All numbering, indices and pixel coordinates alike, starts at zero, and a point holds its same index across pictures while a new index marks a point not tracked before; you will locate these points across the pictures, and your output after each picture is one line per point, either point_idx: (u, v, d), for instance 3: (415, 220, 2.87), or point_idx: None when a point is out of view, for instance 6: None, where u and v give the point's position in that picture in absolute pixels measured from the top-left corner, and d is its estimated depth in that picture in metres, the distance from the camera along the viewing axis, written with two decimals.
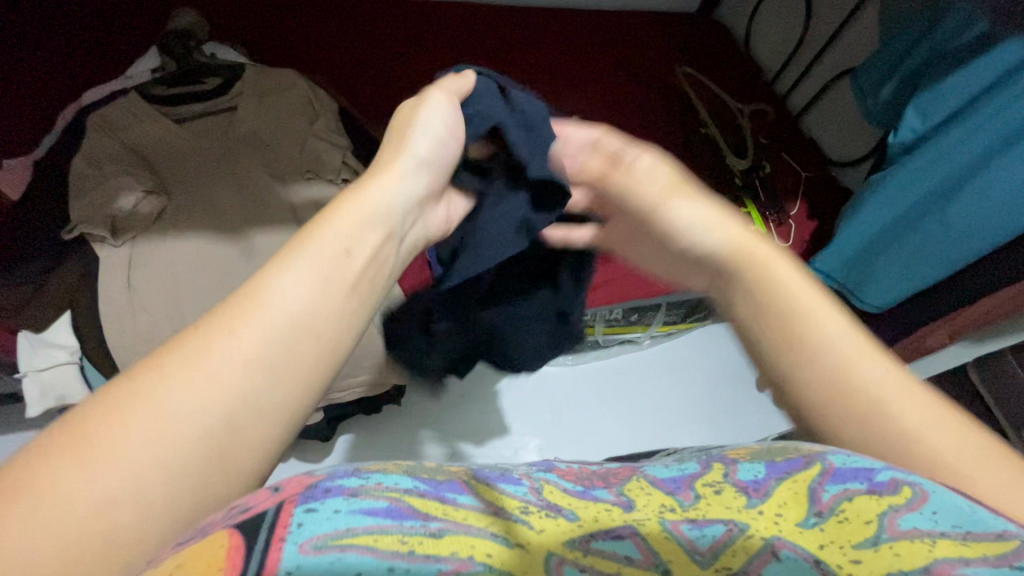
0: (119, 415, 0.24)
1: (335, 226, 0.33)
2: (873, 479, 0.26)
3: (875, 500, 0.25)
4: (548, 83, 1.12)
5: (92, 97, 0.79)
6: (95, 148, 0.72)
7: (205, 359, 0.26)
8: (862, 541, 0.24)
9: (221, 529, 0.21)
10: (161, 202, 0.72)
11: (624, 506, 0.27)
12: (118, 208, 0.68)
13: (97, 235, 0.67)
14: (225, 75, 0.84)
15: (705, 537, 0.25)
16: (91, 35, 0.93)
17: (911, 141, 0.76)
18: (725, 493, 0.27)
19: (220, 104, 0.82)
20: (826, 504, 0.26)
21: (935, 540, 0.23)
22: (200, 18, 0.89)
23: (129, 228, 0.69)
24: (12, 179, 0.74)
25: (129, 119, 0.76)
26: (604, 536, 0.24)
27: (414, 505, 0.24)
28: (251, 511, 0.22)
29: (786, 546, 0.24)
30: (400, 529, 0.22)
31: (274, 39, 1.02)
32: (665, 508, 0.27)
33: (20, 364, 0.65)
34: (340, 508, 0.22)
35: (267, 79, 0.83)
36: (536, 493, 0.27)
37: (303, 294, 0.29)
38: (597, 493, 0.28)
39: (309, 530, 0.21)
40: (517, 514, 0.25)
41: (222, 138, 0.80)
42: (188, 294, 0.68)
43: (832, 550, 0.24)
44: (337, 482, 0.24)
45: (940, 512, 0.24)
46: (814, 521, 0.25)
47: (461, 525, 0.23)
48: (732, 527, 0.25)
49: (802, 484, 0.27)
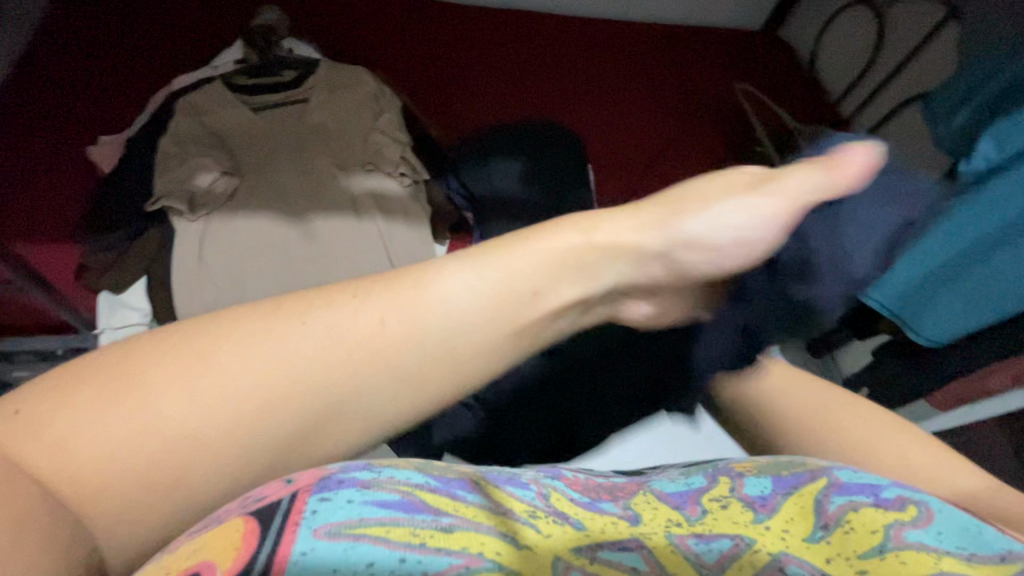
0: (131, 385, 0.20)
1: (529, 242, 0.27)
2: (880, 494, 0.28)
3: (880, 513, 0.27)
4: (604, 95, 1.14)
5: (182, 84, 0.86)
6: (183, 131, 0.79)
7: (276, 354, 0.22)
8: (868, 550, 0.25)
9: (236, 518, 0.21)
10: (234, 182, 0.77)
11: (631, 520, 0.27)
12: (196, 185, 0.74)
13: (176, 209, 0.73)
14: (300, 69, 0.89)
15: (712, 552, 0.26)
16: (187, 30, 1.02)
17: (985, 170, 0.72)
18: (732, 508, 0.29)
19: (292, 95, 0.87)
20: (832, 516, 0.27)
21: (940, 555, 0.25)
22: (283, 16, 0.95)
23: (204, 203, 0.75)
24: (106, 153, 0.81)
25: (212, 105, 0.82)
26: (612, 547, 0.25)
27: (424, 500, 0.24)
28: (265, 501, 0.21)
29: (792, 561, 0.25)
30: (411, 522, 0.22)
31: (350, 38, 1.08)
32: (671, 522, 0.27)
33: (99, 322, 0.72)
34: (353, 499, 0.22)
35: (338, 75, 0.88)
36: (543, 498, 0.27)
37: (438, 333, 0.24)
38: (602, 505, 0.28)
39: (322, 518, 0.21)
40: (525, 517, 0.25)
41: (293, 128, 0.85)
42: (250, 270, 0.72)
43: (838, 564, 0.25)
44: (350, 472, 0.23)
45: (946, 532, 0.26)
46: (820, 534, 0.27)
47: (471, 522, 0.24)
48: (740, 542, 0.26)
49: (809, 497, 0.29)
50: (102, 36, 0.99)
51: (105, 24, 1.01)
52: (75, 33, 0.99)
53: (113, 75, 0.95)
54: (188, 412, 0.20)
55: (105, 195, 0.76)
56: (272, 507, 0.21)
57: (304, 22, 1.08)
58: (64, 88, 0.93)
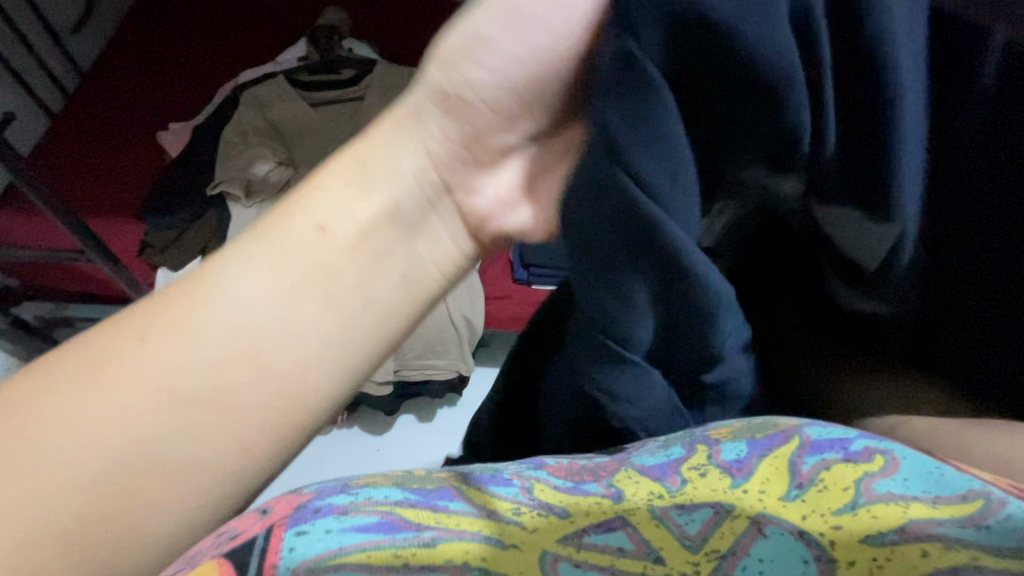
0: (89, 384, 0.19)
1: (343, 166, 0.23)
2: (849, 447, 0.23)
3: (850, 467, 0.22)
4: None
5: (248, 77, 0.92)
6: (243, 121, 0.85)
7: (207, 326, 0.20)
8: (841, 507, 0.21)
9: (209, 559, 0.19)
10: (288, 172, 0.81)
11: (614, 498, 0.22)
12: (253, 173, 0.79)
13: (234, 195, 0.79)
14: (357, 69, 0.93)
15: (694, 522, 0.21)
16: (257, 28, 1.08)
17: None
18: (710, 475, 0.23)
19: (347, 94, 0.91)
20: (806, 476, 0.22)
21: (909, 503, 0.20)
22: (346, 17, 1.00)
23: (259, 191, 0.79)
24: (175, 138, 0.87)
25: (274, 99, 0.87)
26: (596, 530, 0.21)
27: (407, 517, 0.21)
28: (239, 538, 0.20)
29: (771, 522, 0.21)
30: (393, 544, 0.20)
31: (404, 40, 1.11)
32: (652, 494, 0.22)
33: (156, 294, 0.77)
34: (330, 528, 0.20)
35: (392, 77, 0.91)
36: (527, 492, 0.22)
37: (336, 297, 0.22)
38: (587, 486, 0.23)
39: (299, 555, 0.20)
40: (509, 518, 0.21)
41: (346, 123, 0.88)
42: None
43: (816, 521, 0.20)
44: (327, 500, 0.21)
45: (913, 476, 0.21)
46: (795, 493, 0.22)
47: (455, 531, 0.21)
48: (720, 509, 0.21)
49: (783, 458, 0.23)
50: (188, 35, 1.08)
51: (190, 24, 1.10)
52: (164, 30, 1.09)
53: (189, 69, 1.03)
54: (123, 405, 0.19)
55: (169, 177, 0.81)
56: (248, 544, 0.20)
57: (365, 24, 1.12)
58: (148, 80, 1.02)
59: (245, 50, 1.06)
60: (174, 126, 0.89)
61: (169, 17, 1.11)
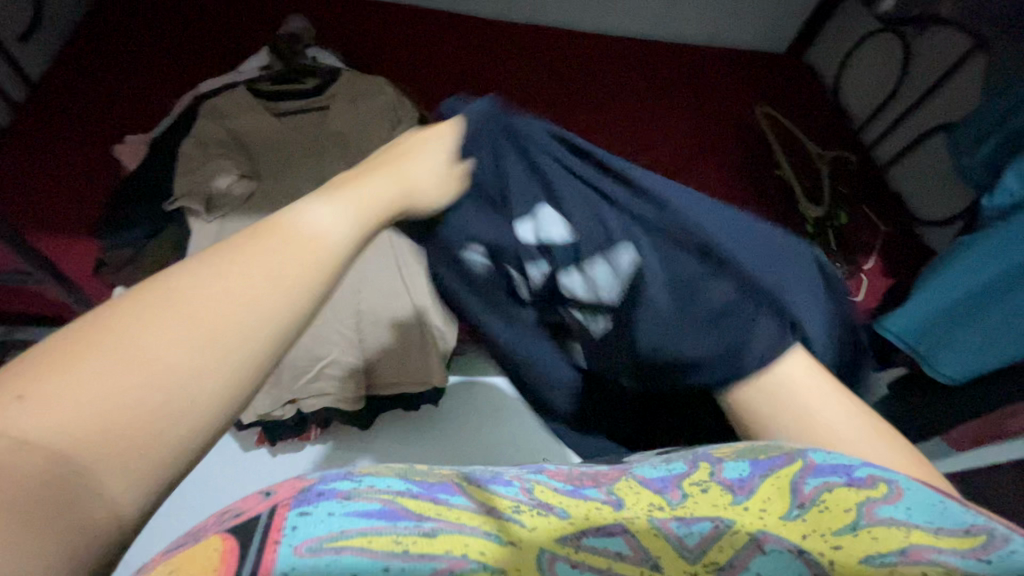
0: (100, 357, 0.21)
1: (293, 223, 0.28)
2: (852, 474, 0.27)
3: (853, 492, 0.26)
4: (618, 111, 1.13)
5: (207, 87, 0.90)
6: (204, 133, 0.82)
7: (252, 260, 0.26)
8: (841, 528, 0.25)
9: (213, 534, 0.24)
10: (251, 185, 0.80)
11: (614, 505, 0.27)
12: (214, 186, 0.77)
13: (193, 210, 0.76)
14: (321, 78, 0.91)
15: (693, 534, 0.26)
16: (218, 40, 1.07)
17: (1007, 207, 0.72)
18: (712, 491, 0.28)
19: (315, 103, 0.89)
20: (807, 497, 0.27)
21: (909, 530, 0.24)
22: (308, 26, 0.98)
23: (221, 206, 0.77)
24: (131, 152, 0.86)
25: (235, 110, 0.86)
26: (596, 534, 0.26)
27: (407, 507, 0.26)
28: (241, 516, 0.25)
29: (770, 539, 0.25)
30: (394, 530, 0.24)
31: (365, 47, 1.10)
32: (653, 506, 0.27)
33: None
34: (333, 512, 0.24)
35: (359, 86, 0.90)
36: (527, 493, 0.28)
37: (309, 237, 0.28)
38: (586, 492, 0.29)
39: (301, 535, 0.23)
40: (508, 514, 0.26)
41: (312, 133, 0.87)
42: None
43: (814, 540, 0.24)
44: (329, 486, 0.26)
45: (916, 507, 0.25)
46: (796, 512, 0.26)
47: (455, 524, 0.25)
48: (719, 523, 0.26)
49: (785, 479, 0.28)
50: (140, 46, 1.04)
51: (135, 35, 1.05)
52: (107, 38, 1.04)
53: (141, 77, 1.00)
54: (156, 345, 0.22)
55: (128, 193, 0.81)
56: (250, 521, 0.24)
57: (325, 30, 1.10)
58: (104, 90, 0.98)
59: (203, 60, 1.04)
60: (130, 139, 0.88)
61: (119, 26, 1.06)
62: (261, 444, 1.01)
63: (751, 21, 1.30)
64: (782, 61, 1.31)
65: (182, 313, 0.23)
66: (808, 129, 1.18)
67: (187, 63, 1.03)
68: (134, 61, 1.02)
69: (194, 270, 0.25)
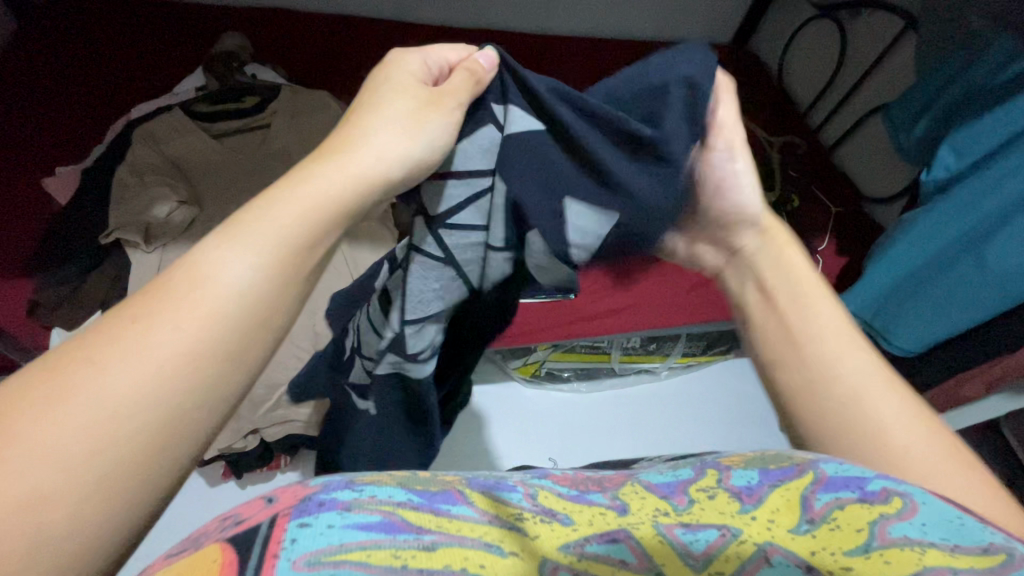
0: (46, 401, 0.22)
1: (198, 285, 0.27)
2: (864, 489, 0.28)
3: (866, 509, 0.27)
4: None
5: (140, 111, 0.87)
6: (138, 159, 0.80)
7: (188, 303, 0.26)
8: (853, 548, 0.25)
9: (214, 542, 0.24)
10: (192, 212, 0.78)
11: (619, 511, 0.28)
12: (153, 216, 0.75)
13: (131, 241, 0.73)
14: (261, 94, 0.90)
15: (699, 542, 0.26)
16: (148, 57, 1.03)
17: (944, 180, 0.76)
18: (719, 498, 0.29)
19: (257, 121, 0.88)
20: (818, 512, 0.27)
21: (924, 549, 0.24)
22: (246, 42, 0.96)
23: (160, 235, 0.75)
24: (63, 183, 0.83)
25: (171, 133, 0.83)
26: (598, 540, 0.26)
27: (407, 519, 0.26)
28: (242, 524, 0.25)
29: (777, 552, 0.25)
30: (392, 543, 0.24)
31: (307, 59, 1.08)
32: (659, 512, 0.28)
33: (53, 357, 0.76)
34: (334, 523, 0.24)
35: (301, 100, 0.89)
36: (530, 498, 0.29)
37: (233, 284, 0.28)
38: (591, 497, 0.30)
39: (301, 548, 0.23)
40: (513, 522, 0.27)
41: (256, 152, 0.86)
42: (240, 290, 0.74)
43: (823, 556, 0.25)
44: (330, 495, 0.26)
45: (931, 524, 0.25)
46: (805, 527, 0.27)
47: (454, 537, 0.25)
48: (726, 532, 0.27)
49: (795, 492, 0.29)
50: (61, 70, 0.99)
51: (56, 58, 1.00)
52: (26, 62, 0.99)
53: (66, 100, 0.96)
54: (112, 385, 0.24)
55: (66, 227, 0.79)
56: (250, 530, 0.24)
57: (265, 44, 1.08)
58: (23, 117, 0.92)
59: (132, 79, 1.00)
60: (60, 170, 0.84)
61: (37, 50, 1.01)
62: (228, 476, 0.99)
63: (695, 14, 1.32)
64: (727, 51, 1.34)
65: (138, 351, 0.25)
66: (756, 117, 1.20)
67: (114, 83, 0.99)
68: (55, 84, 0.97)
69: (149, 317, 0.26)
